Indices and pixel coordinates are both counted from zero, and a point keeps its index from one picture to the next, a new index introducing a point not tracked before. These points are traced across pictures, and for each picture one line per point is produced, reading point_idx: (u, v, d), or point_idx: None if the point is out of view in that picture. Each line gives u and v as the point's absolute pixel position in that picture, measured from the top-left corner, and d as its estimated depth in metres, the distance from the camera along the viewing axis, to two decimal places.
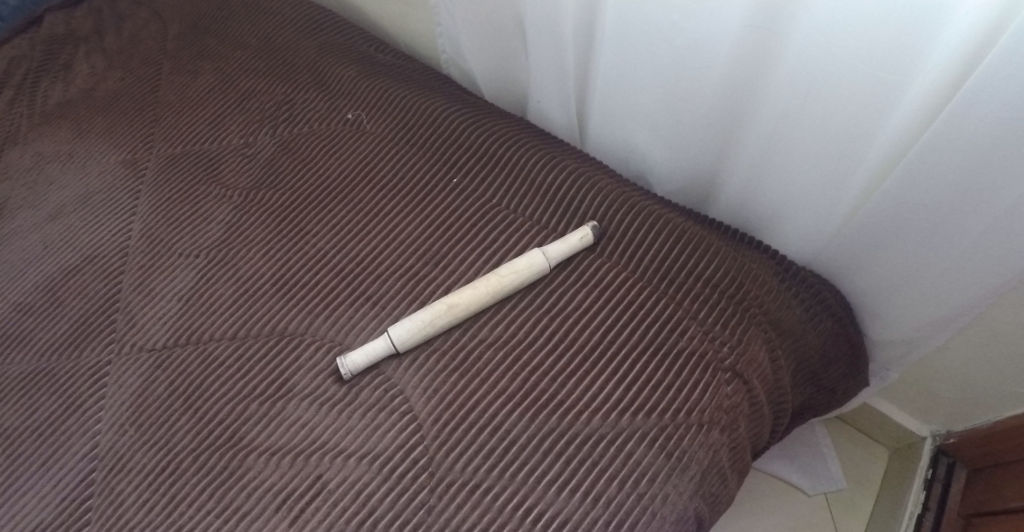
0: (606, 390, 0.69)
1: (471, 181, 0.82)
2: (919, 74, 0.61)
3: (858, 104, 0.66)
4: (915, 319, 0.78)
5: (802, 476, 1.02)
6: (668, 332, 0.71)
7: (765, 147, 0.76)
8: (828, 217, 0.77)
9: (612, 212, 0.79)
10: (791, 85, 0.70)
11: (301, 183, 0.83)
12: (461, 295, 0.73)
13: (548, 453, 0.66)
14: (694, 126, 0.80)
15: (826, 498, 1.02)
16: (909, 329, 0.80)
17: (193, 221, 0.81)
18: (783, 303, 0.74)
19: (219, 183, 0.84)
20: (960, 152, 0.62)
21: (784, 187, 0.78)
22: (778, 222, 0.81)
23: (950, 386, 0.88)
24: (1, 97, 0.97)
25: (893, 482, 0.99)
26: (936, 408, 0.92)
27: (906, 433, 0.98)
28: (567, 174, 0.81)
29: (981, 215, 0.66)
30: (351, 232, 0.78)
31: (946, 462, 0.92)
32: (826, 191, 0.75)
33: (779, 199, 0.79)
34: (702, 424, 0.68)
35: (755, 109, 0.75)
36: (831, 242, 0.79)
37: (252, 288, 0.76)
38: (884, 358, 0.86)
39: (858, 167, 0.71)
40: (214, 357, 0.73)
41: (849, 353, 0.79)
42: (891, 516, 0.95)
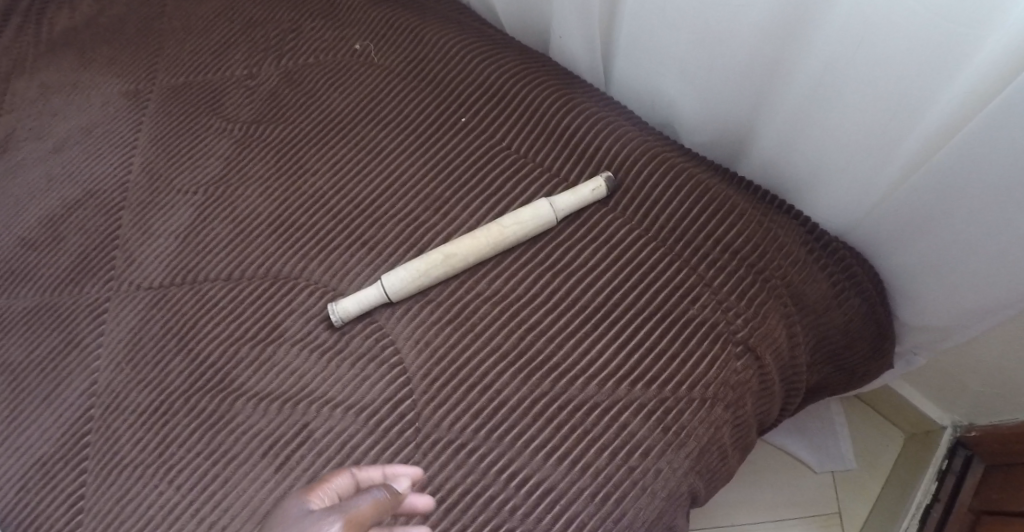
0: (605, 355, 0.64)
1: (481, 121, 0.76)
2: (993, 31, 0.52)
3: (916, 59, 0.57)
4: (951, 307, 0.71)
5: (811, 453, 0.97)
6: (679, 298, 0.66)
7: (807, 100, 0.68)
8: (873, 182, 0.68)
9: (630, 162, 0.72)
10: (842, 31, 0.61)
11: (301, 116, 0.79)
12: (458, 245, 0.68)
13: (539, 417, 0.63)
14: (728, 72, 0.72)
15: (833, 477, 0.97)
16: (944, 317, 0.73)
17: (193, 156, 0.79)
18: (808, 275, 0.68)
19: (220, 116, 0.81)
20: None
21: (824, 145, 0.70)
22: (816, 181, 0.73)
23: (979, 379, 0.82)
24: (9, 26, 0.96)
25: (905, 468, 0.93)
26: (962, 397, 0.87)
27: (924, 420, 0.93)
28: (585, 118, 0.75)
29: None
30: (352, 171, 0.75)
31: (963, 454, 0.88)
32: (871, 155, 0.66)
33: (818, 157, 0.71)
34: (704, 400, 0.64)
35: (800, 55, 0.66)
36: (872, 211, 0.71)
37: (248, 228, 0.73)
38: (912, 341, 0.79)
39: (911, 131, 0.62)
40: (208, 298, 0.71)
41: (874, 334, 0.73)
42: (898, 506, 0.90)
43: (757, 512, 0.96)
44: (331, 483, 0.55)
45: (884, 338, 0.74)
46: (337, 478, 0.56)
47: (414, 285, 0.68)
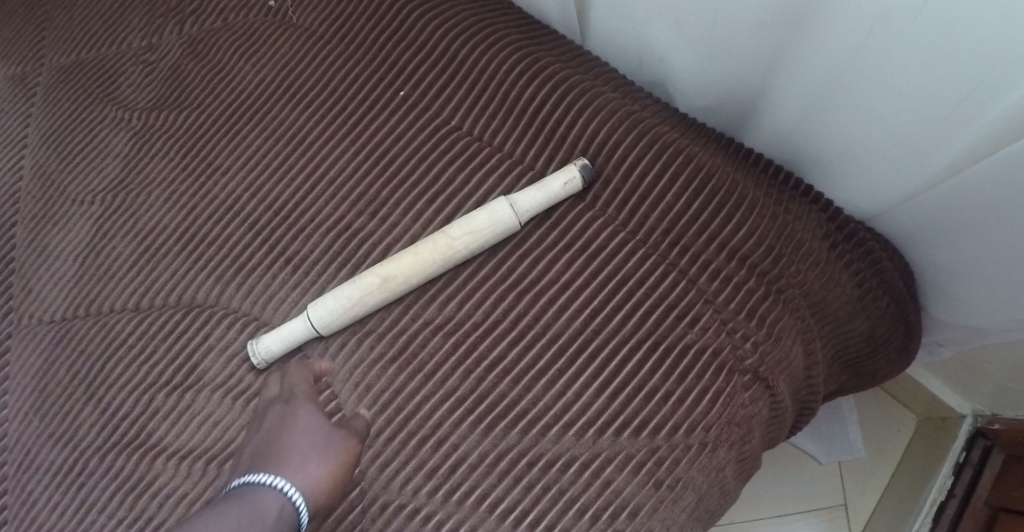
0: (584, 397, 0.53)
1: (424, 95, 0.61)
2: None
3: (995, 39, 0.47)
4: (986, 304, 0.66)
5: (817, 444, 0.87)
6: (674, 322, 0.54)
7: (840, 74, 0.57)
8: (917, 170, 0.59)
9: (611, 145, 0.58)
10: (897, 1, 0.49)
11: (209, 98, 0.65)
12: (397, 263, 0.55)
13: (505, 476, 0.52)
14: (737, 34, 0.60)
15: (839, 466, 0.87)
16: (978, 313, 0.67)
17: (88, 156, 0.66)
18: (831, 279, 0.58)
19: (116, 103, 0.67)
20: None
21: (859, 124, 0.59)
22: (847, 158, 0.62)
23: (1007, 372, 0.72)
24: None
25: (919, 458, 0.83)
26: (986, 386, 0.77)
27: (938, 404, 0.83)
28: (555, 85, 0.60)
29: None
30: (270, 169, 0.61)
31: (983, 445, 0.78)
32: (918, 141, 0.57)
33: (850, 137, 0.61)
34: (705, 444, 0.52)
35: (832, 25, 0.54)
36: (916, 195, 0.61)
37: (154, 246, 0.61)
38: (946, 329, 0.73)
39: (971, 121, 0.53)
40: (114, 334, 0.60)
41: (901, 337, 0.65)
42: (908, 502, 0.80)
43: (760, 511, 0.87)
44: (297, 388, 0.53)
45: (910, 339, 0.66)
46: (298, 384, 0.53)
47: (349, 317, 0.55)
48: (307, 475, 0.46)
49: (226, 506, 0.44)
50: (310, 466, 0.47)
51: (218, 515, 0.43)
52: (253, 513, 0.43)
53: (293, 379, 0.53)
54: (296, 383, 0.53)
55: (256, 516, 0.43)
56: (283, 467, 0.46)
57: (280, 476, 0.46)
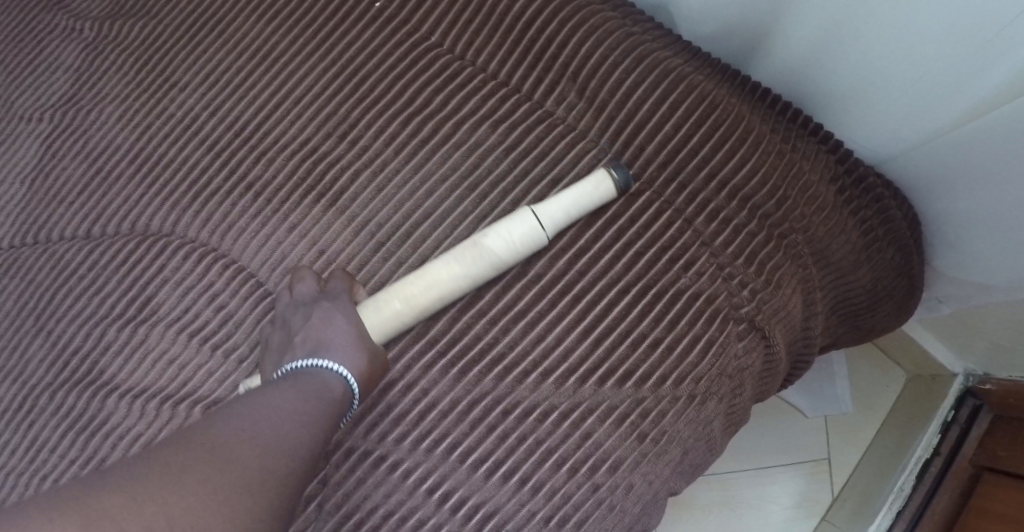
0: (566, 342, 0.49)
1: (400, 6, 0.55)
2: None
3: None
4: (996, 259, 0.62)
5: (803, 398, 0.84)
6: (666, 265, 0.50)
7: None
8: (935, 111, 0.54)
9: (606, 69, 0.53)
10: None
11: (168, 7, 0.59)
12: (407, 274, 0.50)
13: (477, 425, 0.48)
14: None
15: (826, 420, 0.85)
16: (986, 267, 0.64)
17: (34, 68, 0.60)
18: (837, 224, 0.54)
19: (67, 11, 0.62)
20: None
21: (876, 56, 0.54)
22: (864, 96, 0.57)
23: (1004, 331, 0.69)
24: None
25: (906, 416, 0.81)
26: (981, 345, 0.73)
27: (932, 364, 0.80)
28: (546, 1, 0.54)
29: None
30: (231, 85, 0.56)
31: (972, 404, 0.76)
32: (940, 77, 0.52)
33: (866, 71, 0.56)
34: (694, 396, 0.49)
35: None
36: (935, 138, 0.56)
37: (105, 169, 0.56)
38: (953, 283, 0.69)
39: (999, 55, 0.48)
40: (64, 263, 0.56)
41: (904, 291, 0.61)
42: (893, 459, 0.79)
43: (742, 462, 0.84)
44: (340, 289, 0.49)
45: (912, 293, 0.62)
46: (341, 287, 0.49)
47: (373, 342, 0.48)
48: (356, 368, 0.45)
49: (290, 389, 0.43)
50: (354, 363, 0.45)
51: (285, 389, 0.44)
52: (316, 395, 0.44)
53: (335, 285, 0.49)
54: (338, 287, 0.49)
55: (318, 401, 0.44)
56: (335, 362, 0.45)
57: (335, 368, 0.45)
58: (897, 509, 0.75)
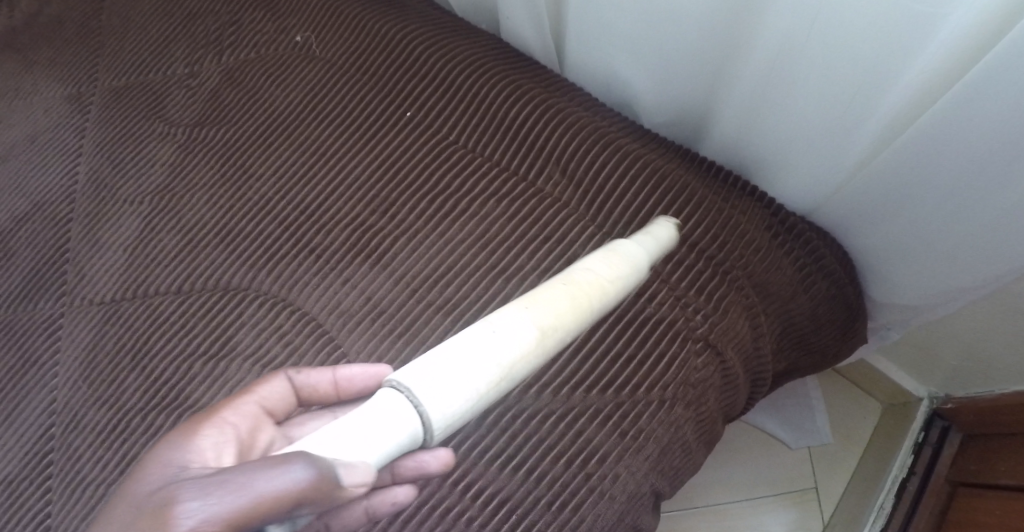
0: (561, 361, 0.63)
1: (427, 115, 0.72)
2: (933, 35, 0.54)
3: (867, 55, 0.58)
4: (911, 291, 0.74)
5: (785, 429, 0.98)
6: (635, 299, 0.64)
7: (761, 90, 0.67)
8: (829, 175, 0.69)
9: (583, 154, 0.69)
10: (789, 27, 0.61)
11: (245, 116, 0.76)
12: (584, 273, 0.50)
13: (494, 428, 0.61)
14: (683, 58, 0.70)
15: (809, 452, 0.98)
16: (906, 298, 0.75)
17: (137, 163, 0.77)
18: (772, 263, 0.69)
19: (163, 118, 0.79)
20: (987, 126, 0.56)
21: (780, 138, 0.70)
22: (777, 165, 0.72)
23: (954, 349, 0.83)
24: None
25: (882, 442, 0.94)
26: (940, 368, 0.87)
27: (901, 391, 0.93)
28: (535, 106, 0.71)
29: (969, 211, 0.63)
30: (297, 177, 0.72)
31: (940, 425, 0.88)
32: (825, 150, 0.67)
33: (775, 149, 0.71)
34: (663, 401, 0.62)
35: (750, 44, 0.65)
36: (839, 190, 0.70)
37: (194, 239, 0.71)
38: (885, 317, 0.81)
39: (860, 125, 0.63)
40: (160, 313, 0.70)
41: (843, 317, 0.75)
42: (873, 480, 0.91)
43: (737, 494, 0.97)
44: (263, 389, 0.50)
45: (852, 320, 0.76)
46: (269, 384, 0.50)
47: (428, 408, 0.42)
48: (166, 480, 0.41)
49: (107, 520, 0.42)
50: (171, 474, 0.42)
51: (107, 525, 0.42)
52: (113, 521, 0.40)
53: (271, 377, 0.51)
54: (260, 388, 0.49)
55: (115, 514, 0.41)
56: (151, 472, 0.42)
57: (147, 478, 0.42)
58: (882, 525, 0.86)
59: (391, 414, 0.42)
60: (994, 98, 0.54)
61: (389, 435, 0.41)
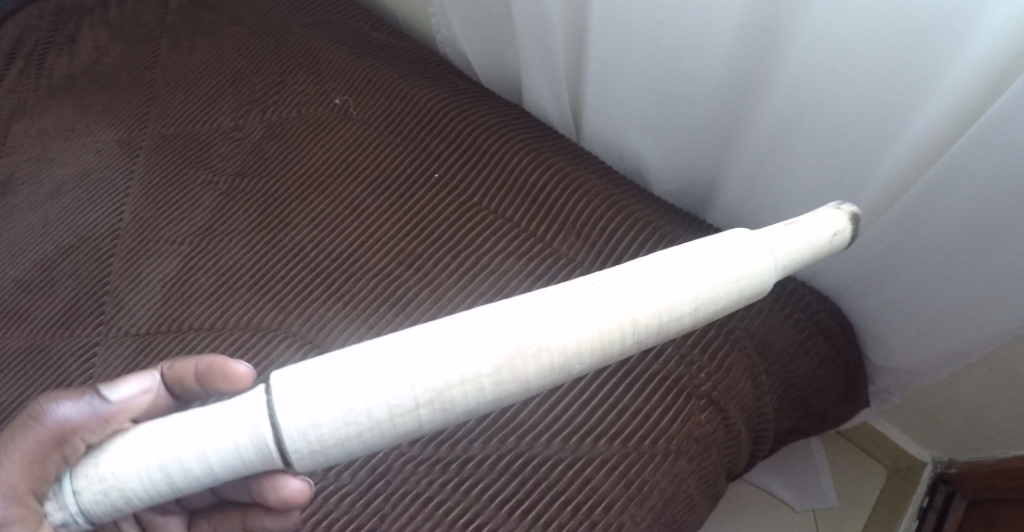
0: (570, 411, 0.66)
1: (453, 177, 0.78)
2: (920, 111, 0.57)
3: (858, 130, 0.61)
4: (908, 358, 0.77)
5: (790, 492, 1.00)
6: (643, 354, 0.68)
7: (763, 161, 0.71)
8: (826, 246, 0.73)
9: (596, 217, 0.74)
10: (788, 101, 0.64)
11: (284, 169, 0.82)
12: (660, 270, 0.43)
13: (505, 473, 0.63)
14: (689, 130, 0.74)
15: (813, 514, 0.99)
16: (904, 363, 0.78)
17: (180, 207, 0.82)
18: (773, 327, 0.73)
19: (208, 168, 0.84)
20: (972, 202, 0.58)
21: (781, 209, 0.73)
22: None
23: (955, 416, 0.85)
24: (23, 83, 1.03)
25: (887, 506, 0.96)
26: (941, 434, 0.89)
27: (904, 455, 0.96)
28: (553, 172, 0.76)
29: (956, 285, 0.65)
30: (329, 228, 0.77)
31: (945, 490, 0.91)
32: None
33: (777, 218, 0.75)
34: (668, 453, 0.65)
35: (752, 119, 0.70)
36: (836, 259, 0.74)
37: (228, 280, 0.76)
38: (885, 382, 0.83)
39: (855, 197, 0.66)
40: (189, 347, 0.72)
41: (843, 380, 0.79)
42: None
43: None
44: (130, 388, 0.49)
45: (852, 383, 0.79)
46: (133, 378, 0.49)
47: (283, 413, 0.40)
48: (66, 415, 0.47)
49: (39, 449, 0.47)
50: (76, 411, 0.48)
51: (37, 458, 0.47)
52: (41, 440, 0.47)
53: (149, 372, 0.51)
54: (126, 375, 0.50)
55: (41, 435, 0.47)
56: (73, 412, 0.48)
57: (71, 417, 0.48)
58: None
59: (230, 412, 0.41)
60: (960, 189, 0.58)
61: (211, 433, 0.41)
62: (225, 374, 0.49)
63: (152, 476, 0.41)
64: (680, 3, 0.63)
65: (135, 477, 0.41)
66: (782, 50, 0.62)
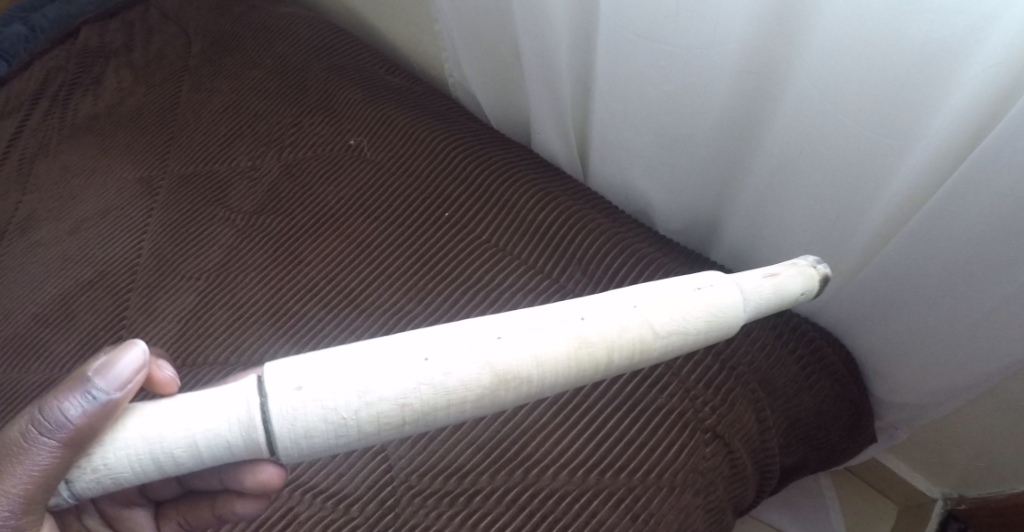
0: (575, 444, 0.67)
1: (463, 215, 0.80)
2: (916, 148, 0.58)
3: (857, 167, 0.62)
4: (912, 393, 0.77)
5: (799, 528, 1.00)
6: (649, 389, 0.69)
7: (764, 200, 0.73)
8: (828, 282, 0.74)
9: (601, 254, 0.75)
10: (788, 139, 0.66)
11: (299, 207, 0.85)
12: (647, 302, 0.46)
13: (512, 506, 0.64)
14: (690, 168, 0.76)
15: None
16: (909, 398, 0.78)
17: (198, 243, 0.84)
18: (776, 362, 0.74)
19: (225, 206, 0.87)
20: (972, 234, 0.59)
21: (783, 245, 0.75)
22: None
23: (962, 452, 0.86)
24: (48, 122, 1.06)
25: None
26: (949, 471, 0.89)
27: (915, 492, 0.95)
28: (560, 210, 0.78)
29: (961, 319, 0.66)
30: (342, 264, 0.79)
31: (957, 527, 0.91)
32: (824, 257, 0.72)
33: (779, 255, 0.77)
34: (673, 487, 0.65)
35: (754, 158, 0.72)
36: (837, 296, 0.75)
37: (243, 315, 0.78)
38: (891, 417, 0.84)
39: (855, 232, 0.68)
40: (204, 381, 0.74)
41: (849, 416, 0.79)
42: None
43: None
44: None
45: (857, 418, 0.80)
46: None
47: (273, 404, 0.41)
48: None
49: None
50: None
51: None
52: None
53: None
54: (119, 354, 0.44)
55: None
56: None
57: None
58: None
59: (217, 401, 0.42)
60: (952, 228, 0.60)
61: (196, 421, 0.41)
62: (148, 379, 0.48)
63: (141, 464, 0.42)
64: (679, 48, 0.65)
65: (125, 467, 0.42)
66: (781, 92, 0.64)
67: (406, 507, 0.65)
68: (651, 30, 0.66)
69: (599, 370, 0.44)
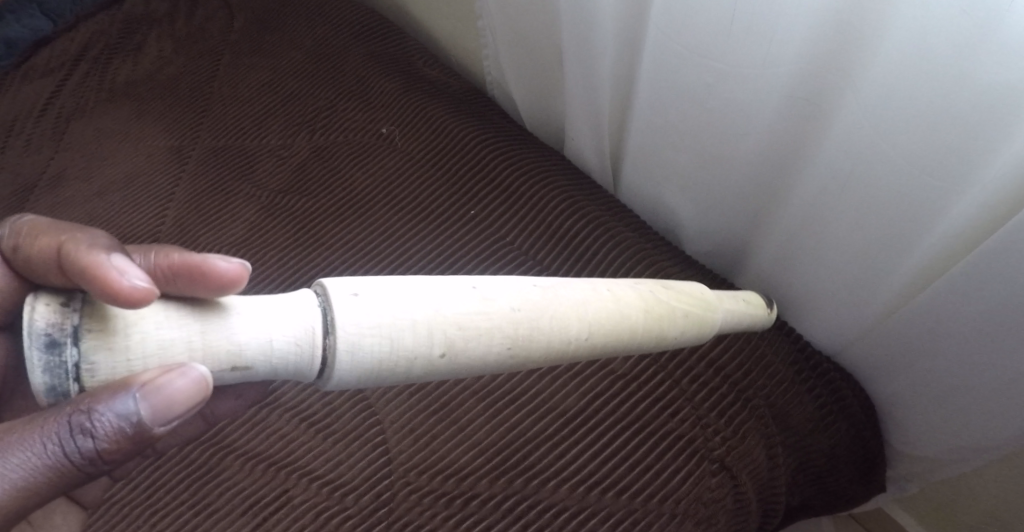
0: (579, 459, 0.65)
1: (488, 215, 0.79)
2: (962, 196, 0.56)
3: (898, 208, 0.61)
4: (929, 446, 0.75)
5: None
6: (659, 411, 0.68)
7: (797, 231, 0.72)
8: (854, 322, 0.73)
9: (624, 269, 0.74)
10: (828, 172, 0.64)
11: (325, 191, 0.84)
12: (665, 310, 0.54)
13: (509, 515, 0.63)
14: (725, 192, 0.75)
15: None
16: (925, 451, 0.76)
17: (221, 217, 0.84)
18: (792, 398, 0.72)
19: (252, 182, 0.87)
20: (1011, 290, 0.57)
21: (813, 280, 0.73)
22: (804, 304, 0.76)
23: (973, 512, 0.83)
24: (86, 83, 1.07)
25: None
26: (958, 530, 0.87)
27: None
28: (588, 220, 0.77)
29: (989, 374, 0.64)
30: (362, 252, 0.78)
31: None
32: (852, 296, 0.71)
33: (806, 290, 0.75)
34: (674, 515, 0.63)
35: (790, 188, 0.70)
36: (860, 338, 0.73)
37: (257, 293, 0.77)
38: (904, 468, 0.81)
39: (889, 274, 0.66)
40: None
41: (860, 461, 0.77)
42: None
43: None
44: None
45: (869, 464, 0.78)
46: None
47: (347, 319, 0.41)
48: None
49: None
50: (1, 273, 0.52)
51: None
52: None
53: (39, 245, 0.48)
54: (171, 379, 0.38)
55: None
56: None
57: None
58: None
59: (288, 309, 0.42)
60: (989, 282, 0.58)
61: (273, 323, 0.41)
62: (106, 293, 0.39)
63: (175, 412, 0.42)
64: (727, 69, 0.64)
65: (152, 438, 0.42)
66: (828, 123, 0.63)
67: (401, 503, 0.64)
68: (701, 48, 0.65)
69: (618, 329, 0.50)
